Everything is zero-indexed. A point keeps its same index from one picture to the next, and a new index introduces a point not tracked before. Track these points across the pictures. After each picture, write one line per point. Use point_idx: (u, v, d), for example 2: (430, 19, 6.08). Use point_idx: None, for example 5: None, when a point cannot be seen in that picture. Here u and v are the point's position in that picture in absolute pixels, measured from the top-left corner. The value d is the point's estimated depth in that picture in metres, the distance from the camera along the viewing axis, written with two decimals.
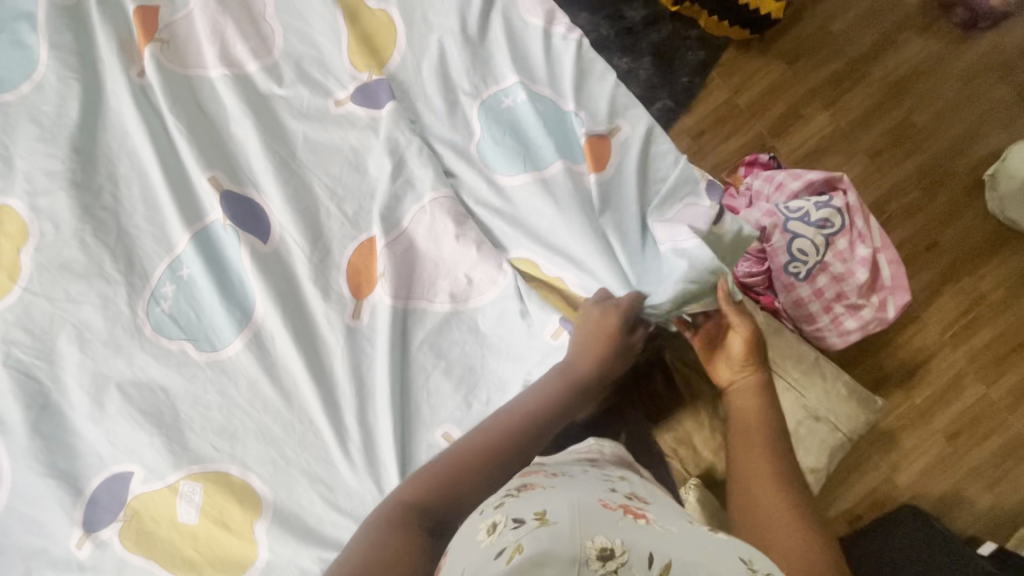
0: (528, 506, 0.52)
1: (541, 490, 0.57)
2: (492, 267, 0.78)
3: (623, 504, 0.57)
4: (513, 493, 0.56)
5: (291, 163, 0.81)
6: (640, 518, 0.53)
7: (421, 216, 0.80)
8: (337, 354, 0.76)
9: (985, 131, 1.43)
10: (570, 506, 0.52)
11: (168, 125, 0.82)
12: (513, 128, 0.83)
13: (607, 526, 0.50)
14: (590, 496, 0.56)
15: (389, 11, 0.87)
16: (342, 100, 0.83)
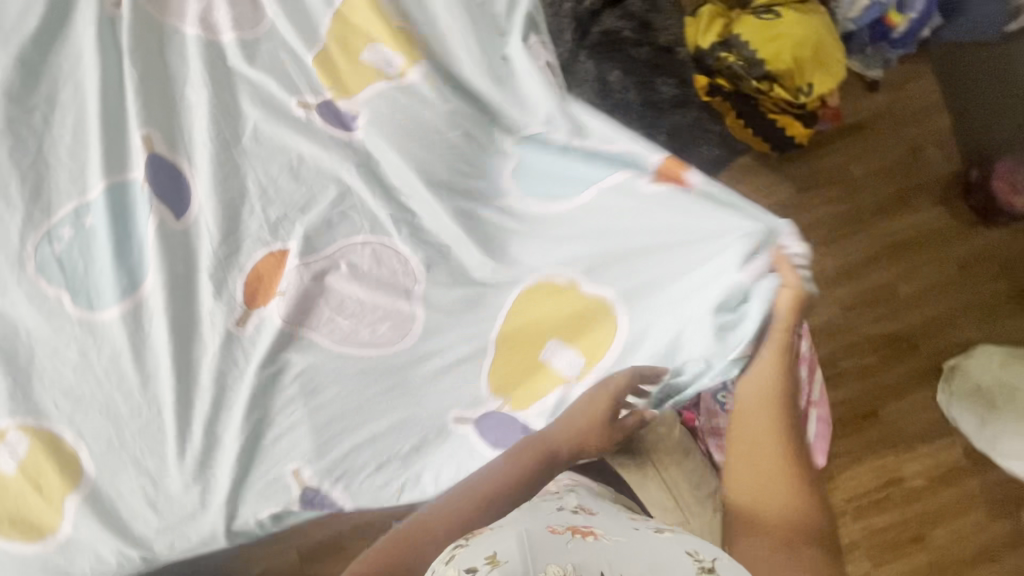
0: (475, 556, 0.55)
1: (491, 530, 0.59)
2: (397, 322, 0.77)
3: (571, 524, 0.60)
4: (463, 543, 0.59)
5: (231, 146, 0.77)
6: (587, 535, 0.57)
7: (352, 248, 0.78)
8: (207, 354, 0.74)
9: (961, 321, 1.41)
10: (517, 543, 0.55)
11: (124, 66, 0.78)
12: (554, 160, 0.76)
13: (553, 551, 0.54)
14: (537, 525, 0.59)
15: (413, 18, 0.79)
16: (307, 104, 0.79)
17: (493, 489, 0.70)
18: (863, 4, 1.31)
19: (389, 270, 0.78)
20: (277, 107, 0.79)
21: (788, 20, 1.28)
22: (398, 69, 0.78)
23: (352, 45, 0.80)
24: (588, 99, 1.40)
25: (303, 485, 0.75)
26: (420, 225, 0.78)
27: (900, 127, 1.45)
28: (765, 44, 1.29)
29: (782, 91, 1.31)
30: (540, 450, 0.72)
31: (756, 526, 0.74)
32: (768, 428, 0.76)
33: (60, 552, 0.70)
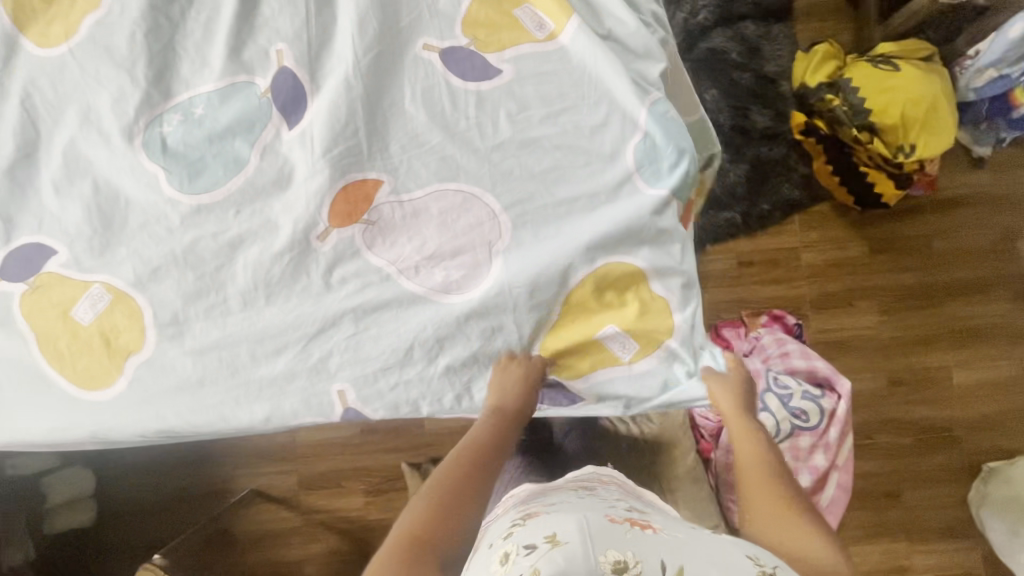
0: (541, 533, 0.62)
1: (548, 517, 0.67)
2: (467, 277, 0.76)
3: (628, 520, 0.66)
4: (520, 524, 0.67)
5: (346, 67, 0.77)
6: (644, 529, 0.63)
7: (455, 201, 0.76)
8: (274, 261, 0.76)
9: (1012, 426, 1.34)
10: (578, 526, 0.61)
11: None
12: (676, 138, 0.76)
13: (612, 537, 0.60)
14: (594, 516, 0.65)
15: None
16: (432, 45, 0.79)
17: (465, 472, 0.74)
18: (990, 75, 1.23)
19: (469, 222, 0.76)
20: (404, 33, 0.78)
21: (905, 75, 1.22)
22: (549, 32, 0.79)
23: (501, 5, 0.79)
24: None
25: (345, 408, 0.76)
26: (498, 190, 0.77)
27: (996, 211, 1.38)
28: (875, 95, 1.24)
29: (882, 144, 1.26)
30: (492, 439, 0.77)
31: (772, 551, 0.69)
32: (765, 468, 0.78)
33: (110, 405, 0.76)
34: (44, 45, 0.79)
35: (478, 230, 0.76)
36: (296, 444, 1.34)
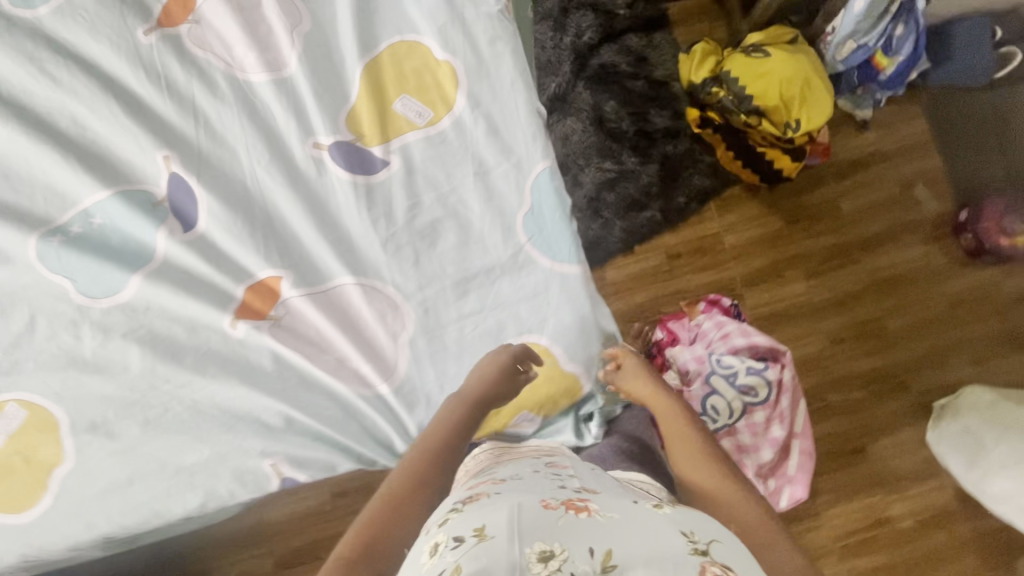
0: (465, 526, 0.52)
1: (486, 499, 0.57)
2: (375, 355, 0.77)
3: (568, 502, 0.56)
4: (458, 509, 0.56)
5: (246, 150, 0.83)
6: (582, 513, 0.53)
7: (376, 293, 0.78)
8: (189, 348, 0.77)
9: (950, 361, 1.41)
10: (508, 514, 0.52)
11: (146, 86, 0.85)
12: (561, 209, 0.81)
13: (544, 527, 0.50)
14: (529, 499, 0.55)
15: (456, 65, 0.85)
16: (322, 144, 0.83)
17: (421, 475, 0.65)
18: (850, 46, 1.34)
19: (371, 311, 0.78)
20: (295, 108, 0.84)
21: (775, 58, 1.31)
22: (429, 118, 0.84)
23: (384, 97, 0.85)
24: (583, 126, 1.47)
25: (282, 479, 0.75)
26: (400, 234, 0.80)
27: (889, 166, 1.47)
28: (754, 80, 1.33)
29: (771, 125, 1.34)
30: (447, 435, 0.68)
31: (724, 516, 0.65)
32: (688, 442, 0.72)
33: (37, 524, 0.74)
34: None
35: (381, 303, 0.78)
36: (265, 525, 1.29)
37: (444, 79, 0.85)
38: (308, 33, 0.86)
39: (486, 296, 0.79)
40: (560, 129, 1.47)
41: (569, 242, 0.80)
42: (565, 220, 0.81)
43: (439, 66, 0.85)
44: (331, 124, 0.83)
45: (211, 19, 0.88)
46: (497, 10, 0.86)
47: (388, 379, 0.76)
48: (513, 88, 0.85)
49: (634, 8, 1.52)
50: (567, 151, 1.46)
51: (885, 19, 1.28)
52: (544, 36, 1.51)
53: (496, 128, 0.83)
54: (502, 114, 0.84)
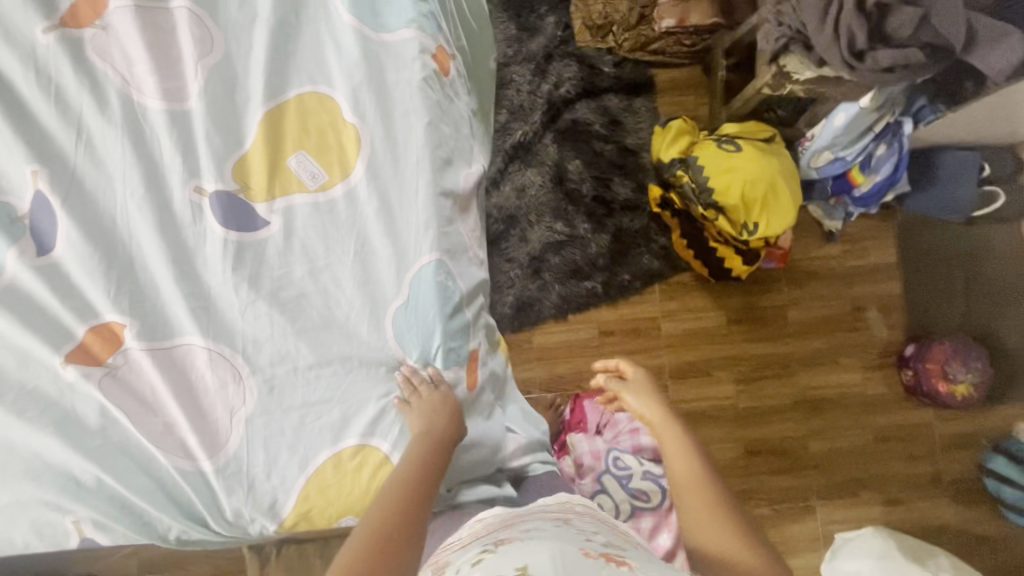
0: (507, 564, 0.52)
1: (520, 543, 0.57)
2: (204, 427, 0.72)
3: (605, 556, 0.56)
4: (489, 552, 0.57)
5: (123, 179, 0.78)
6: (624, 567, 0.53)
7: (222, 361, 0.74)
8: (14, 381, 0.72)
9: (862, 495, 1.36)
10: (551, 557, 0.52)
11: (32, 89, 0.79)
12: (438, 307, 0.75)
13: (586, 572, 0.51)
14: (569, 547, 0.56)
15: (364, 132, 0.79)
16: (204, 190, 0.78)
17: (392, 531, 0.60)
18: (827, 156, 1.27)
19: (212, 378, 0.73)
20: (183, 144, 0.79)
21: (745, 155, 1.25)
22: (322, 182, 0.78)
23: (280, 150, 0.79)
24: (542, 181, 1.41)
25: (83, 538, 0.71)
26: (262, 302, 0.75)
27: (847, 282, 1.42)
28: (719, 173, 1.26)
29: (728, 223, 1.27)
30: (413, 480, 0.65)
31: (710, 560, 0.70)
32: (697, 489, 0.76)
33: None
34: None
35: (224, 373, 0.73)
36: None
37: (349, 142, 0.79)
38: (216, 68, 0.81)
39: (336, 385, 0.74)
40: (518, 180, 1.41)
41: (439, 343, 0.75)
42: (440, 319, 0.75)
43: (346, 127, 0.80)
44: (217, 168, 0.78)
45: (116, 27, 0.82)
46: (421, 79, 0.81)
47: (212, 456, 0.72)
48: (419, 164, 0.79)
49: (619, 69, 1.46)
50: (521, 204, 1.40)
51: (866, 136, 1.21)
52: (521, 80, 1.45)
53: (389, 207, 0.78)
54: (400, 192, 0.79)
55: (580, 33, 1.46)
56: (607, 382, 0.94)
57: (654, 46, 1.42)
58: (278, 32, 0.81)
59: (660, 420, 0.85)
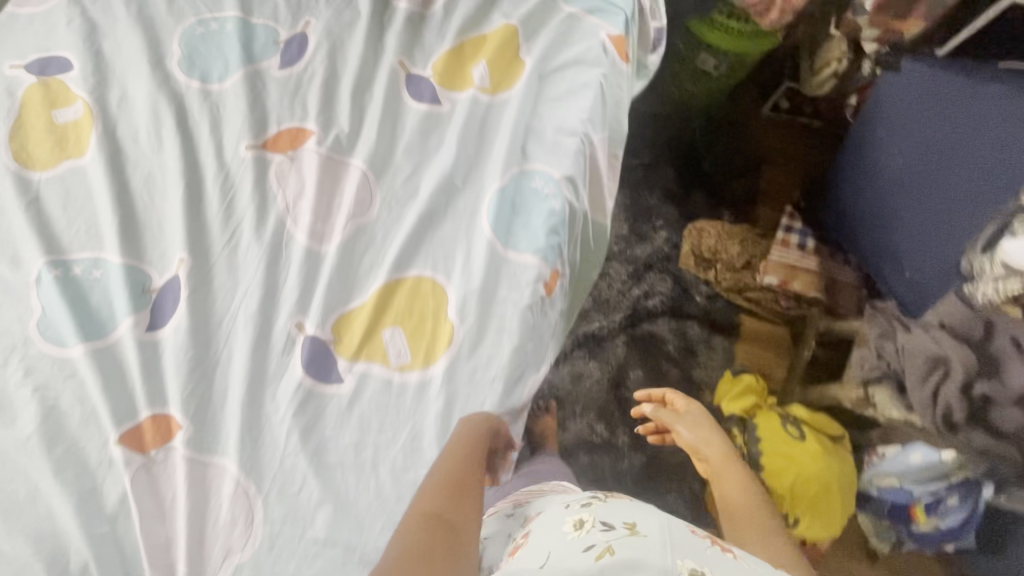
0: (617, 517, 0.72)
1: (625, 502, 0.77)
2: (196, 559, 0.73)
3: (714, 537, 0.71)
4: (598, 500, 0.78)
5: (246, 292, 0.87)
6: (727, 552, 0.70)
7: (243, 497, 0.76)
8: (73, 435, 0.78)
9: None
10: (660, 528, 0.69)
11: (215, 190, 0.93)
12: None
13: (689, 547, 0.67)
14: (679, 522, 0.72)
15: (457, 332, 0.85)
16: (303, 330, 0.85)
17: (456, 486, 0.70)
18: (891, 481, 1.20)
19: (228, 511, 0.75)
20: (305, 282, 0.87)
21: (806, 446, 1.21)
22: (403, 363, 0.83)
23: (381, 319, 0.86)
24: (600, 378, 1.43)
25: None
26: (302, 457, 0.78)
27: None
28: (773, 453, 1.22)
29: None
30: (462, 454, 0.74)
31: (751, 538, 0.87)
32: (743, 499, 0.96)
33: None
34: (43, 168, 0.93)
35: (241, 511, 0.75)
36: None
37: (440, 336, 0.85)
38: (361, 227, 0.91)
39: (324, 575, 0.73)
40: (578, 366, 1.44)
41: None
42: None
43: (445, 322, 0.86)
44: (323, 315, 0.85)
45: (301, 167, 0.95)
46: (526, 303, 0.87)
47: None
48: (493, 381, 0.83)
49: (710, 302, 1.51)
50: (572, 390, 1.42)
51: (937, 480, 1.13)
52: (616, 277, 1.53)
53: (451, 412, 0.81)
54: (466, 400, 0.82)
55: (685, 257, 1.53)
56: (657, 412, 1.16)
57: (746, 294, 1.49)
58: (424, 219, 0.91)
59: (709, 450, 1.07)
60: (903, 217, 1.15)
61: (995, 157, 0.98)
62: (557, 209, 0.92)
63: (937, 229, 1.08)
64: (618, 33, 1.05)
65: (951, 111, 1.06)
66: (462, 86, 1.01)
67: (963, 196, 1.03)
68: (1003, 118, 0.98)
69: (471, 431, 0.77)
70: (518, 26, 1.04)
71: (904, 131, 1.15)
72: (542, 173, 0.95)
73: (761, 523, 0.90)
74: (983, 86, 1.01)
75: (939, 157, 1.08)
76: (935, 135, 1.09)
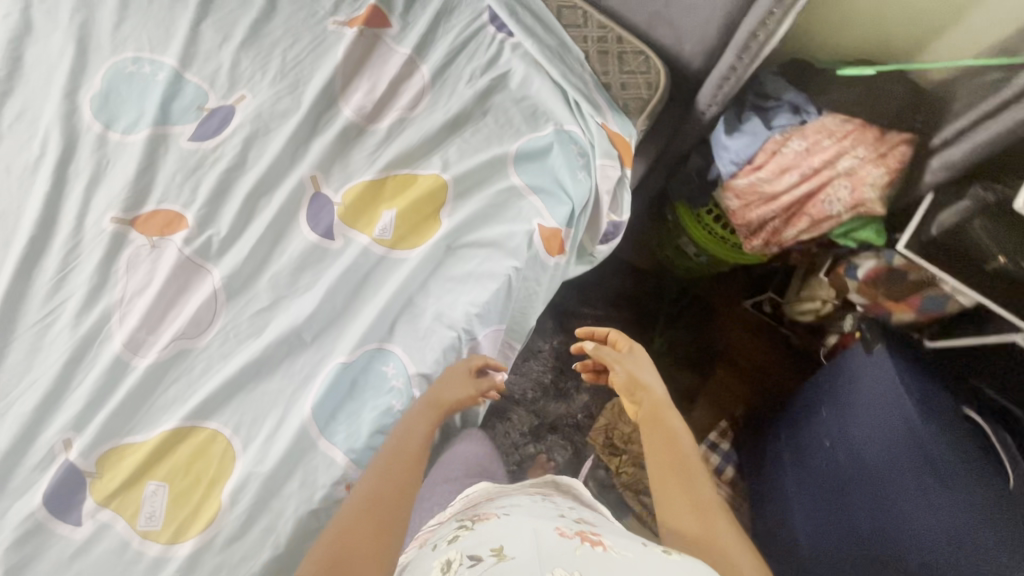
0: (483, 544, 0.60)
1: (493, 522, 0.66)
2: None
3: (580, 533, 0.64)
4: (467, 529, 0.65)
5: (32, 384, 0.79)
6: (595, 544, 0.61)
7: None
8: None
9: None
10: (527, 541, 0.59)
11: (61, 253, 0.85)
12: None
13: (561, 555, 0.57)
14: (547, 526, 0.63)
15: (221, 515, 0.75)
16: (66, 449, 0.76)
17: (392, 498, 0.68)
18: None
19: None
20: (97, 394, 0.79)
21: None
22: (150, 527, 0.74)
23: (152, 466, 0.77)
24: None
25: None
26: None
27: None
28: None
29: None
30: (401, 451, 0.74)
31: (692, 541, 0.67)
32: (688, 473, 0.75)
33: None
34: None
35: None
36: None
37: (203, 511, 0.75)
38: (184, 352, 0.83)
39: None
40: None
41: None
42: None
43: (216, 496, 0.76)
44: (95, 440, 0.77)
45: (158, 259, 0.87)
46: (313, 506, 0.77)
47: None
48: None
49: (603, 491, 1.36)
50: None
51: None
52: (517, 425, 1.37)
53: None
54: None
55: (595, 432, 1.38)
56: (599, 350, 0.93)
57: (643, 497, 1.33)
58: (248, 369, 0.81)
59: (648, 399, 0.87)
60: (799, 503, 1.06)
61: (898, 503, 0.87)
62: (394, 408, 0.82)
63: (817, 544, 0.97)
64: (555, 225, 0.93)
65: (871, 421, 0.98)
66: (364, 228, 0.91)
67: (858, 533, 0.90)
68: (921, 461, 0.89)
69: (419, 421, 0.78)
70: (449, 181, 0.93)
71: (825, 430, 1.06)
72: (398, 359, 0.85)
73: (707, 531, 0.68)
74: (909, 405, 0.93)
75: (849, 475, 0.97)
76: (852, 447, 0.99)
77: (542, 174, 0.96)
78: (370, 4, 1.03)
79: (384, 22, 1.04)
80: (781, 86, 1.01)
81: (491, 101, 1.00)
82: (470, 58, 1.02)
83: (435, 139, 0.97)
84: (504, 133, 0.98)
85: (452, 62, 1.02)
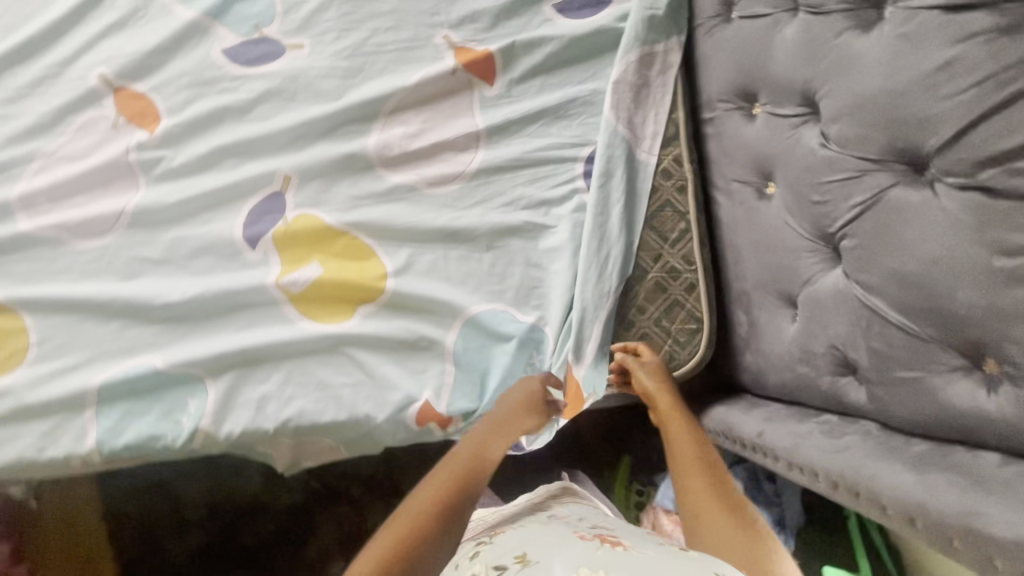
0: (503, 555, 0.51)
1: (516, 534, 0.57)
2: None
3: (600, 535, 0.55)
4: (488, 544, 0.56)
5: None
6: (616, 546, 0.51)
7: None
8: None
9: None
10: (545, 542, 0.52)
11: (42, 73, 0.82)
12: None
13: (578, 551, 0.49)
14: (565, 534, 0.55)
15: None
16: None
17: (446, 502, 0.63)
18: None
19: None
20: None
21: None
22: None
23: None
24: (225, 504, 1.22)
25: None
26: None
27: None
28: None
29: None
30: (489, 451, 0.70)
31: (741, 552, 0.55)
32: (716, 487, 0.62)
33: None
34: None
35: None
36: None
37: None
38: (56, 240, 0.79)
39: None
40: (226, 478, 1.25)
41: None
42: None
43: None
44: None
45: (106, 140, 0.81)
46: (39, 456, 0.75)
47: None
48: None
49: None
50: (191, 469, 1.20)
51: None
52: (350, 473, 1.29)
53: None
54: None
55: None
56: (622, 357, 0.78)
57: None
58: (85, 302, 0.78)
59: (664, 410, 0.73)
60: None
61: None
62: (164, 439, 0.76)
63: None
64: (446, 412, 0.79)
65: None
66: (288, 262, 0.81)
67: None
68: None
69: (490, 434, 0.71)
70: (392, 287, 0.80)
71: None
72: (203, 401, 0.77)
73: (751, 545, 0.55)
74: None
75: None
76: None
77: (478, 359, 0.80)
78: (490, 48, 0.85)
79: (487, 75, 0.85)
80: (792, 489, 0.78)
81: (506, 241, 0.83)
82: (529, 182, 0.84)
83: (421, 233, 0.82)
84: (487, 282, 0.81)
85: (512, 169, 0.84)
